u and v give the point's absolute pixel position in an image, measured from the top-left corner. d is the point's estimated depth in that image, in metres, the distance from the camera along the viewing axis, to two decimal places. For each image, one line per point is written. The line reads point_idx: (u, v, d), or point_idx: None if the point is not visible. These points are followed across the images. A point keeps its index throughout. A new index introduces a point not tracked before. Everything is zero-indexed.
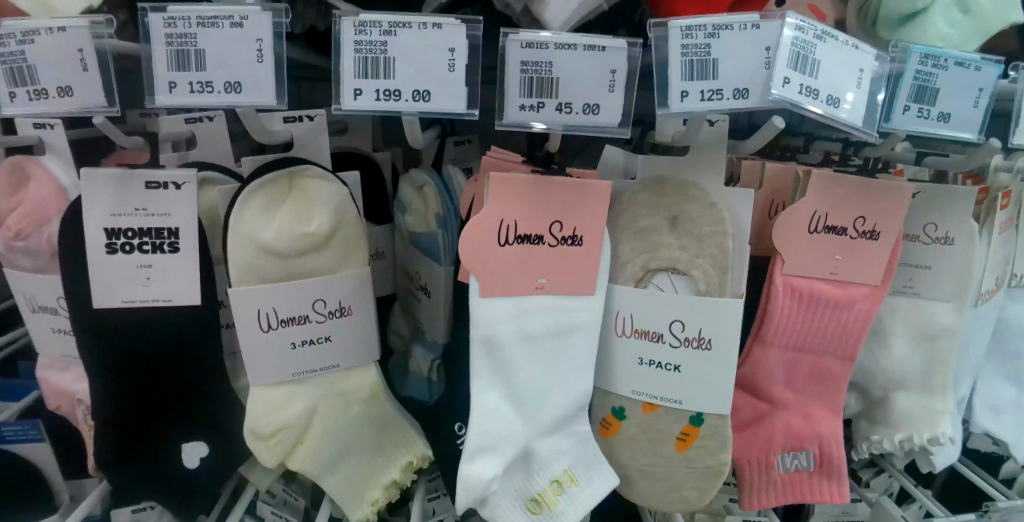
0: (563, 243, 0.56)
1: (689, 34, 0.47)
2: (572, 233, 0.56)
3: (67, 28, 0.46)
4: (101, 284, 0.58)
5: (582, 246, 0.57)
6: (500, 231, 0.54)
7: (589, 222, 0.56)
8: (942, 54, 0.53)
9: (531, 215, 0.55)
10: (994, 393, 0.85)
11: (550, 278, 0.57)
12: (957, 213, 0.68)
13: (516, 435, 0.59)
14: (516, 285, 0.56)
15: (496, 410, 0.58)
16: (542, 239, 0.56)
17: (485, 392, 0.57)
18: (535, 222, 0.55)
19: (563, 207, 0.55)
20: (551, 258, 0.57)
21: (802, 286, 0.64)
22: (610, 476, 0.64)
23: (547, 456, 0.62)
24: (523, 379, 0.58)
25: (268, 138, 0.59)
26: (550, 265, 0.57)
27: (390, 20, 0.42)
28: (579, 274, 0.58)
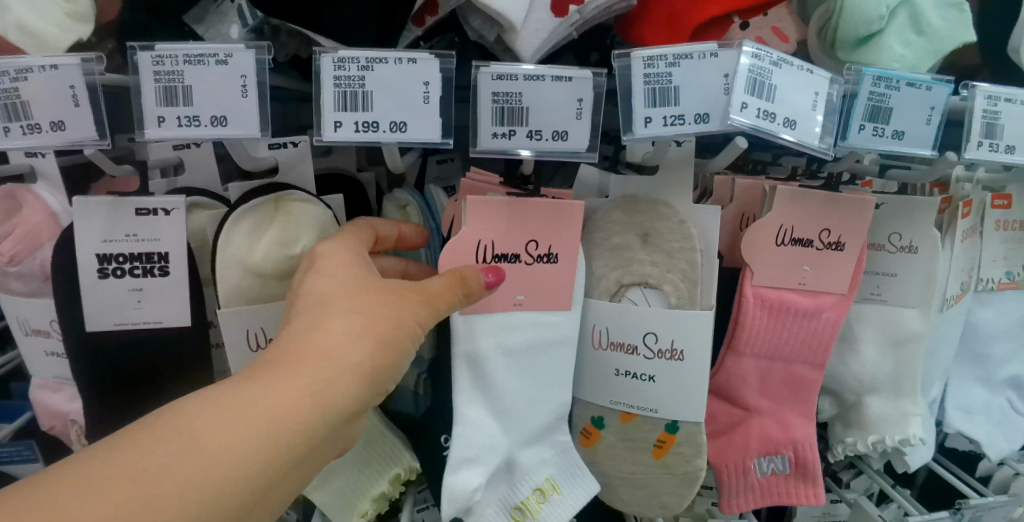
0: (539, 261, 0.59)
1: (651, 64, 0.49)
2: (548, 251, 0.58)
3: (59, 66, 0.48)
4: (96, 309, 0.60)
5: (557, 262, 0.59)
6: (478, 251, 0.56)
7: (564, 240, 0.58)
8: (894, 76, 0.56)
9: (508, 235, 0.57)
10: (965, 394, 0.88)
11: (528, 295, 0.60)
12: (920, 222, 0.70)
13: (499, 445, 0.62)
14: (495, 301, 0.59)
15: (479, 423, 0.60)
16: (520, 257, 0.58)
17: (469, 406, 0.60)
18: (512, 242, 0.57)
19: (538, 226, 0.57)
20: (529, 276, 0.59)
21: (772, 297, 0.67)
22: (591, 483, 0.66)
23: (531, 465, 0.65)
24: (506, 392, 0.61)
25: (252, 164, 0.62)
26: (528, 282, 0.59)
27: (367, 56, 0.45)
28: (556, 291, 0.60)
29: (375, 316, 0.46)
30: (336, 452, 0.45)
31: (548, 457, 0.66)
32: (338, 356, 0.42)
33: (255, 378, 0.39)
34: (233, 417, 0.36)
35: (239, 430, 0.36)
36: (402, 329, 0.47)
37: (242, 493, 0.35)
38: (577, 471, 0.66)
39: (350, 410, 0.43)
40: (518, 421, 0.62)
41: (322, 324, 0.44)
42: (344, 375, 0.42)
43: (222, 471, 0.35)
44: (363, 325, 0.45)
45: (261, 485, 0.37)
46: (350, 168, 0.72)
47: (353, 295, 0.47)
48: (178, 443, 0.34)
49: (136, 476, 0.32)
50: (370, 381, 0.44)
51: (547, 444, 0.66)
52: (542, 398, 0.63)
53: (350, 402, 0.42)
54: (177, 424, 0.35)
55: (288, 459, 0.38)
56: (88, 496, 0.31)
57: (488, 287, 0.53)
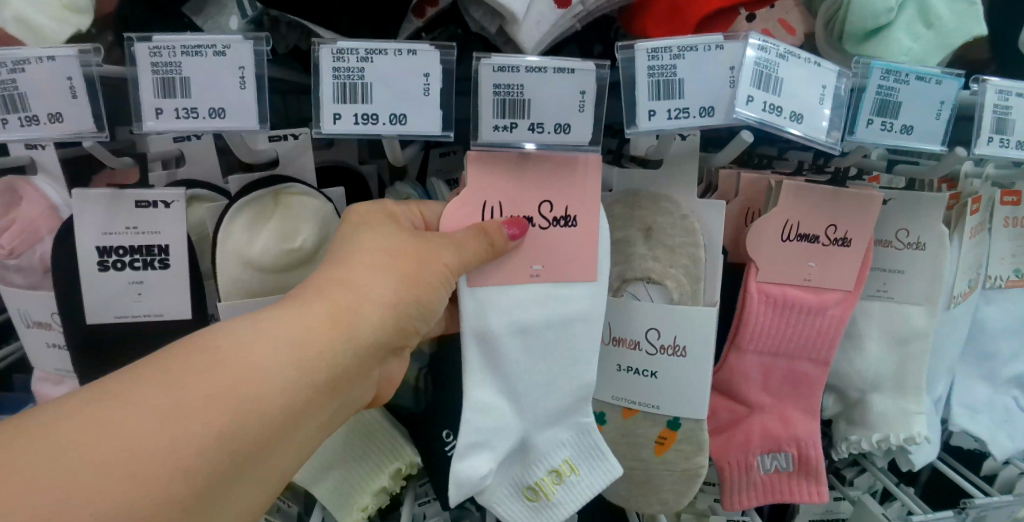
0: (555, 224, 0.56)
1: (655, 55, 0.48)
2: (564, 212, 0.56)
3: (56, 57, 0.48)
4: (96, 301, 0.60)
5: (576, 224, 0.57)
6: (483, 213, 0.55)
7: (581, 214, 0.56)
8: (903, 70, 0.55)
9: (517, 196, 0.55)
10: (972, 393, 0.87)
11: (545, 265, 0.58)
12: (927, 218, 0.69)
13: (507, 421, 0.61)
14: (512, 269, 0.57)
15: (489, 405, 0.60)
16: (531, 220, 0.56)
17: (476, 387, 0.59)
18: (521, 204, 0.56)
19: (546, 190, 0.56)
20: (545, 240, 0.57)
21: (777, 293, 0.66)
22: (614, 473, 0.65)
23: (548, 450, 0.65)
24: (517, 371, 0.60)
25: (251, 157, 0.61)
26: (547, 249, 0.57)
27: (366, 47, 0.44)
28: (574, 262, 0.58)
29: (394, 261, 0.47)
30: (360, 397, 0.47)
31: (566, 442, 0.66)
32: (355, 298, 0.44)
33: (261, 316, 0.41)
34: (240, 350, 0.38)
35: (253, 361, 0.38)
36: (424, 274, 0.48)
37: (266, 411, 0.38)
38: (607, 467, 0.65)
39: (368, 348, 0.44)
40: (525, 403, 0.62)
41: (342, 268, 0.46)
42: (358, 315, 0.44)
43: (238, 396, 0.37)
44: (382, 269, 0.47)
45: (274, 417, 0.38)
46: (352, 161, 0.72)
47: (378, 242, 0.48)
48: (199, 369, 0.36)
49: (164, 391, 0.35)
50: (376, 324, 0.45)
51: (559, 436, 0.65)
52: (560, 379, 0.62)
53: (366, 341, 0.44)
54: (194, 353, 0.37)
55: (299, 392, 0.40)
56: (120, 410, 0.33)
57: (510, 239, 0.54)
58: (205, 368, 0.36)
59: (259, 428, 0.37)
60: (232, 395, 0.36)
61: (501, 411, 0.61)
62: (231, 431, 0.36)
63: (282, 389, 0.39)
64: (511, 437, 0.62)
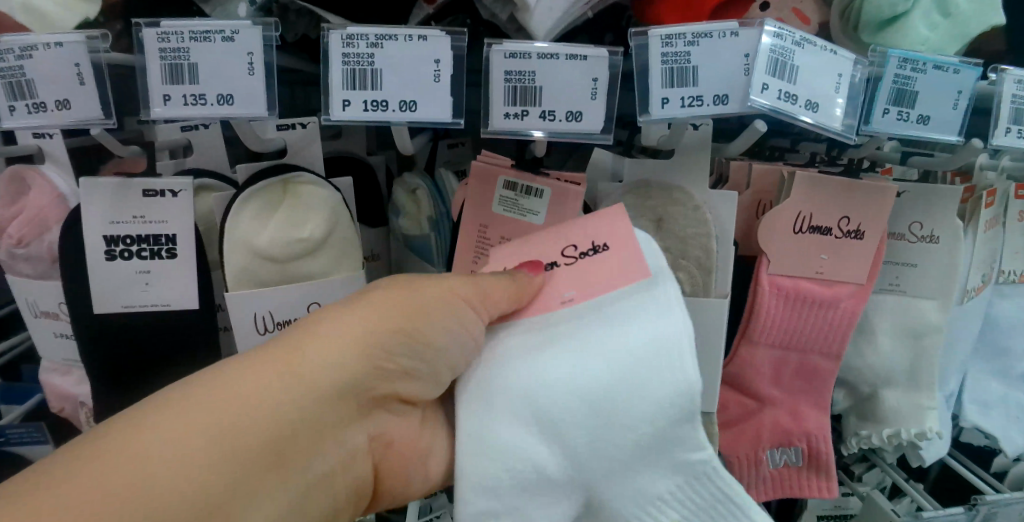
0: (584, 255, 0.50)
1: (669, 42, 0.48)
2: (590, 243, 0.50)
3: (64, 44, 0.47)
4: (103, 290, 0.60)
5: (608, 249, 0.50)
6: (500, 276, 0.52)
7: (622, 254, 0.50)
8: (920, 58, 0.54)
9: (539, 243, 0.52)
10: (982, 389, 0.86)
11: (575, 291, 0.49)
12: (941, 211, 0.68)
13: (544, 478, 0.47)
14: (516, 292, 0.48)
15: (516, 445, 0.46)
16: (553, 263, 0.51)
17: (501, 424, 0.46)
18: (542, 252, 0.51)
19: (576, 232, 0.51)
20: (570, 276, 0.50)
21: (788, 285, 0.66)
22: (727, 499, 0.50)
23: (640, 491, 0.49)
24: (556, 414, 0.46)
25: (260, 146, 0.60)
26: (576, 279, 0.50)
27: (377, 33, 0.44)
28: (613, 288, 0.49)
29: (410, 309, 0.46)
30: (353, 449, 0.45)
31: (666, 485, 0.49)
32: (325, 341, 0.44)
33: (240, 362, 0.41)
34: (215, 396, 0.38)
35: (213, 414, 0.37)
36: (441, 315, 0.46)
37: (249, 454, 0.37)
38: (717, 516, 0.50)
39: (336, 392, 0.43)
40: (570, 453, 0.47)
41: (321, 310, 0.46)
42: (327, 358, 0.43)
43: (215, 442, 0.36)
44: (359, 307, 0.46)
45: (233, 475, 0.36)
46: (360, 151, 0.71)
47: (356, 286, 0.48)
48: (174, 419, 0.36)
49: (140, 443, 0.35)
50: (359, 357, 0.44)
51: (654, 492, 0.49)
52: (620, 409, 0.46)
53: (334, 382, 0.43)
54: (167, 404, 0.37)
55: (265, 441, 0.39)
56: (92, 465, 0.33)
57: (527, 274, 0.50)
58: (177, 418, 0.36)
59: (218, 486, 0.36)
60: (211, 443, 0.36)
61: (539, 471, 0.46)
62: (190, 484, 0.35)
63: (242, 439, 0.38)
64: (560, 491, 0.48)
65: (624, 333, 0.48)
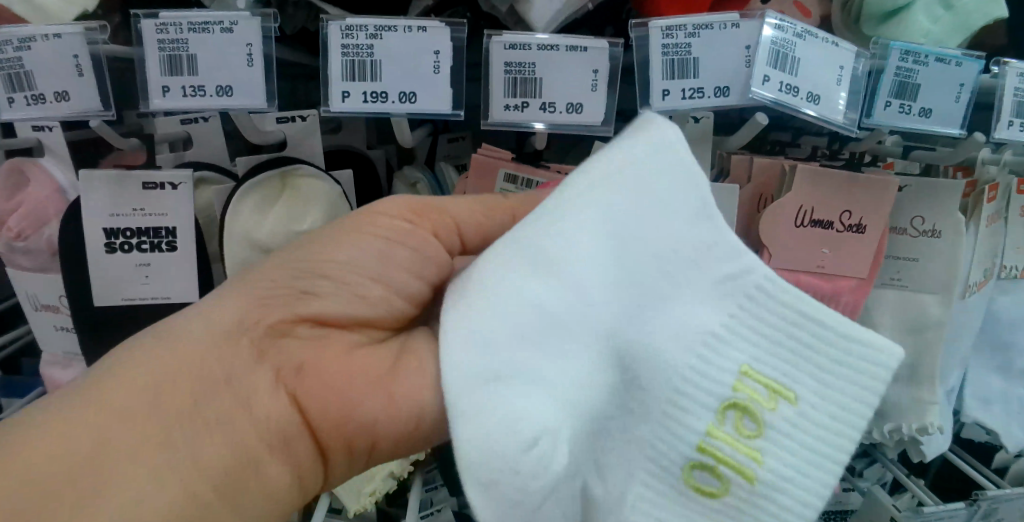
0: None
1: (669, 34, 0.47)
2: None
3: (62, 35, 0.47)
4: (103, 283, 0.60)
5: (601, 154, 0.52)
6: None
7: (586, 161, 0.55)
8: (923, 50, 0.54)
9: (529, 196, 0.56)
10: (983, 384, 0.86)
11: None
12: (942, 205, 0.68)
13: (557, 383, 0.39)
14: (525, 201, 0.49)
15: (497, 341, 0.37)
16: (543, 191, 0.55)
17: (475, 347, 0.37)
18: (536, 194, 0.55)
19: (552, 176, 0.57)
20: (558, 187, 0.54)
21: (789, 279, 0.66)
22: (800, 321, 0.40)
23: (687, 335, 0.40)
24: (549, 258, 0.38)
25: (260, 137, 0.59)
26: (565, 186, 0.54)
27: (376, 24, 0.44)
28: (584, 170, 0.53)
29: (419, 206, 0.48)
30: (266, 405, 0.41)
31: (715, 329, 0.40)
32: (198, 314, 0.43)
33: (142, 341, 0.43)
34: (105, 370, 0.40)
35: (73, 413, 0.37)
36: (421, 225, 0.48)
37: (122, 406, 0.37)
38: (796, 344, 0.40)
39: (219, 339, 0.42)
40: (582, 316, 0.38)
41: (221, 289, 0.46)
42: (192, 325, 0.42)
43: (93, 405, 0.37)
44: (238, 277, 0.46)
45: (107, 425, 0.36)
46: (360, 144, 0.71)
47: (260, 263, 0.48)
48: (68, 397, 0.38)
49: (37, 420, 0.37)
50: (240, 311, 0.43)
51: (703, 331, 0.40)
52: (626, 271, 0.39)
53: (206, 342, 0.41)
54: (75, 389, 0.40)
55: (140, 416, 0.37)
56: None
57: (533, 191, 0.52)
58: (71, 395, 0.38)
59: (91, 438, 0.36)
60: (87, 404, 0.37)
61: (538, 373, 0.38)
62: (49, 475, 0.34)
63: (107, 431, 0.36)
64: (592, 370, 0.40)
65: (603, 155, 0.40)
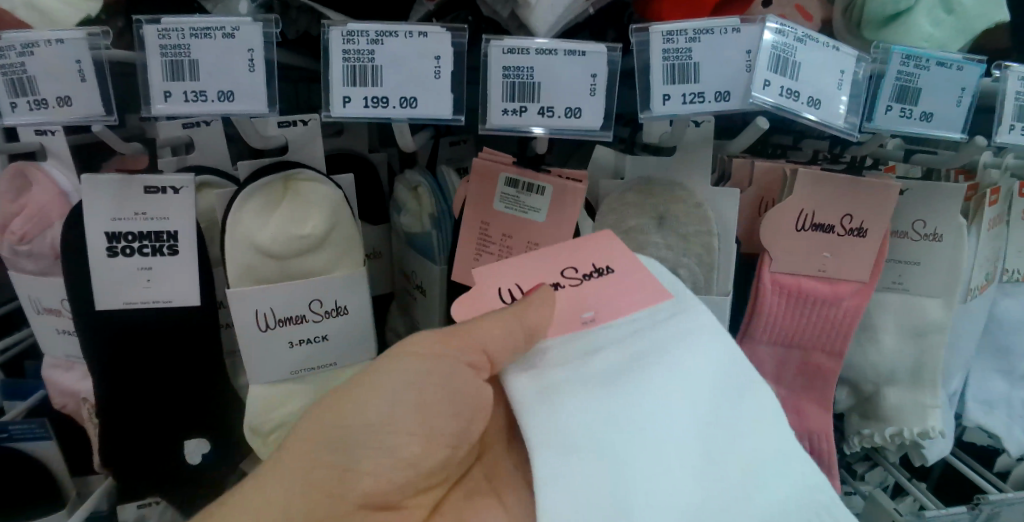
0: (587, 278, 0.49)
1: (670, 39, 0.47)
2: (591, 268, 0.50)
3: (65, 40, 0.47)
4: (105, 287, 0.60)
5: (613, 272, 0.50)
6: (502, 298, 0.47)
7: (625, 272, 0.50)
8: (924, 55, 0.54)
9: (528, 271, 0.49)
10: (986, 389, 0.86)
11: (596, 311, 0.47)
12: (943, 209, 0.68)
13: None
14: (546, 319, 0.42)
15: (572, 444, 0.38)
16: (558, 282, 0.49)
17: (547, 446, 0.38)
18: (539, 276, 0.49)
19: (565, 253, 0.51)
20: (574, 296, 0.48)
21: (791, 284, 0.66)
22: None
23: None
24: (620, 390, 0.42)
25: (262, 142, 0.59)
26: (589, 296, 0.48)
27: (377, 30, 0.44)
28: (629, 297, 0.48)
29: (452, 334, 0.40)
30: None
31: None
32: (246, 492, 0.36)
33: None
34: None
35: None
36: (451, 357, 0.39)
37: None
38: None
39: None
40: (660, 444, 0.40)
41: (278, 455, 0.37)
42: (242, 509, 0.35)
43: None
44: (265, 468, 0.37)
45: None
46: (362, 148, 0.71)
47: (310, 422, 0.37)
48: None
49: None
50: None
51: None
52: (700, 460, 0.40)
53: None
54: None
55: None
56: None
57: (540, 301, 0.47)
58: None
59: None
60: None
61: (625, 455, 0.38)
62: None
63: None
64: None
65: (657, 321, 0.47)
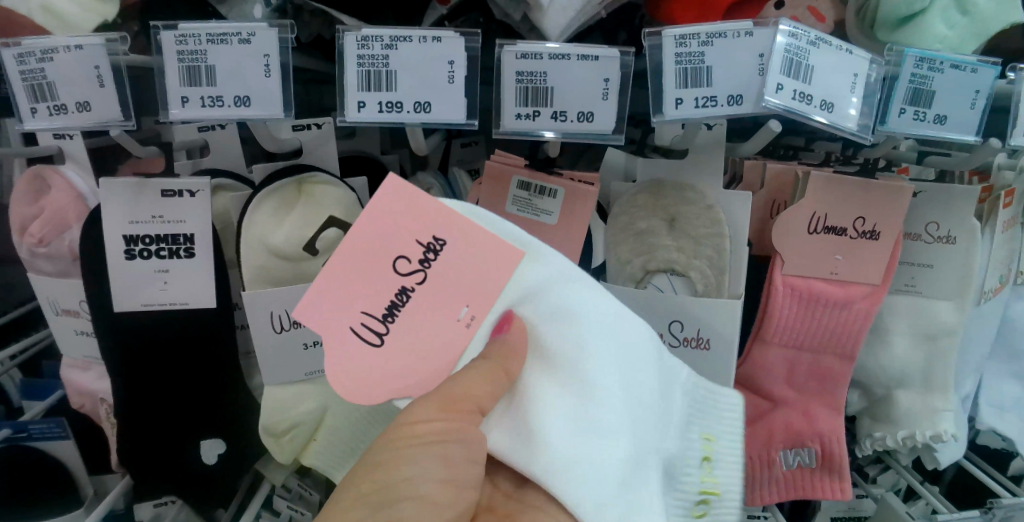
0: (426, 267, 0.42)
1: (683, 42, 0.47)
2: (427, 249, 0.42)
3: (84, 46, 0.48)
4: (122, 288, 0.61)
5: (451, 249, 0.42)
6: (359, 334, 0.41)
7: (466, 236, 0.43)
8: (938, 57, 0.53)
9: (367, 291, 0.41)
10: (1001, 392, 0.85)
11: (469, 306, 0.43)
12: (957, 211, 0.68)
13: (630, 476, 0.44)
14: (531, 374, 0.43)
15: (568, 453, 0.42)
16: (404, 287, 0.42)
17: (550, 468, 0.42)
18: (380, 295, 0.41)
19: (387, 237, 0.41)
20: (433, 296, 0.42)
21: (803, 287, 0.65)
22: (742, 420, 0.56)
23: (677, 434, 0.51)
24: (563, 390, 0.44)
25: (275, 145, 0.61)
26: (453, 289, 0.42)
27: (390, 34, 0.44)
28: (483, 266, 0.43)
29: (452, 404, 0.40)
30: None
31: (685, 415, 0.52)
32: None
33: None
34: None
35: None
36: (456, 425, 0.40)
37: None
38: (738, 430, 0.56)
39: None
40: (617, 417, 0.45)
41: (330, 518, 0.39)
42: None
43: None
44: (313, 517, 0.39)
45: None
46: (373, 150, 0.72)
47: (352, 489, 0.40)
48: None
49: None
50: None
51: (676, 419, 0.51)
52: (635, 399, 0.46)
53: None
54: None
55: None
56: None
57: (405, 329, 0.42)
58: None
59: None
60: None
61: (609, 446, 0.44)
62: None
63: None
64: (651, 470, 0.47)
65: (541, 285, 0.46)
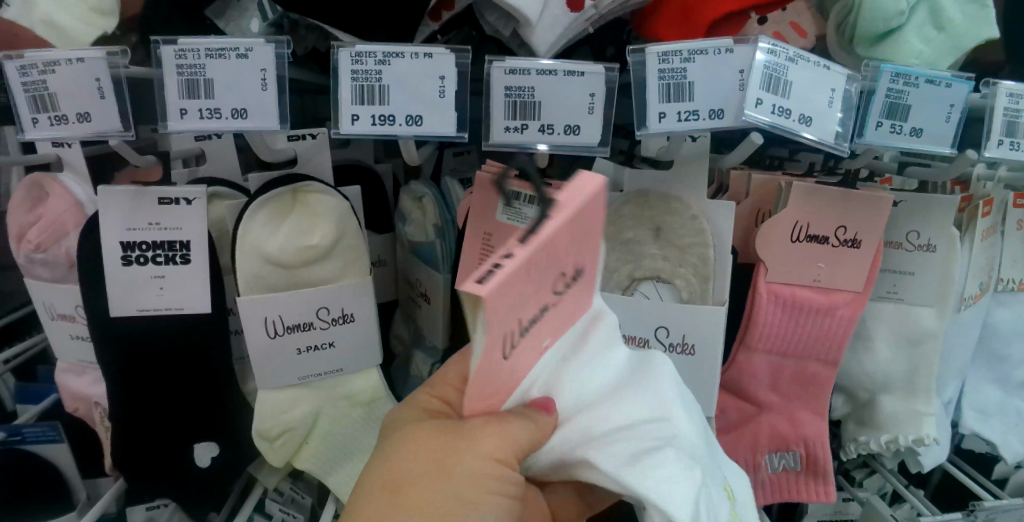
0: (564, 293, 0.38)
1: (665, 59, 0.49)
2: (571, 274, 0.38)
3: (85, 59, 0.49)
4: (118, 293, 0.62)
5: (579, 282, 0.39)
6: (508, 336, 0.34)
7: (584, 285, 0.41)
8: (913, 73, 0.55)
9: (530, 297, 0.34)
10: (982, 396, 0.87)
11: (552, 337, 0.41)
12: (935, 221, 0.69)
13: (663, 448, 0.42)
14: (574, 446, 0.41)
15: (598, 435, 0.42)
16: (548, 305, 0.36)
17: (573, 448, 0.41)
18: (536, 302, 0.35)
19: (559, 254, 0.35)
20: (554, 320, 0.39)
21: (785, 294, 0.67)
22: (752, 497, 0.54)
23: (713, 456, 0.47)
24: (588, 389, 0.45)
25: (272, 156, 0.62)
26: (560, 323, 0.40)
27: (383, 50, 0.46)
28: (576, 309, 0.42)
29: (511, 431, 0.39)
30: None
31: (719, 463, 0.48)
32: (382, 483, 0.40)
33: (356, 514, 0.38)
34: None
35: None
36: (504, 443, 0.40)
37: None
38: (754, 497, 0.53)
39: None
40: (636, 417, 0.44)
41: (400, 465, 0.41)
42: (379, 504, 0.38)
43: None
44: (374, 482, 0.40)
45: None
46: (368, 159, 0.74)
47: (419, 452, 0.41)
48: None
49: None
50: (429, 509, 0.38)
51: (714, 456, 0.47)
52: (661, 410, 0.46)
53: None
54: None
55: None
56: None
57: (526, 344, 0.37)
58: None
59: None
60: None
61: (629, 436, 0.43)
62: None
63: None
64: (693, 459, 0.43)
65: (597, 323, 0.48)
